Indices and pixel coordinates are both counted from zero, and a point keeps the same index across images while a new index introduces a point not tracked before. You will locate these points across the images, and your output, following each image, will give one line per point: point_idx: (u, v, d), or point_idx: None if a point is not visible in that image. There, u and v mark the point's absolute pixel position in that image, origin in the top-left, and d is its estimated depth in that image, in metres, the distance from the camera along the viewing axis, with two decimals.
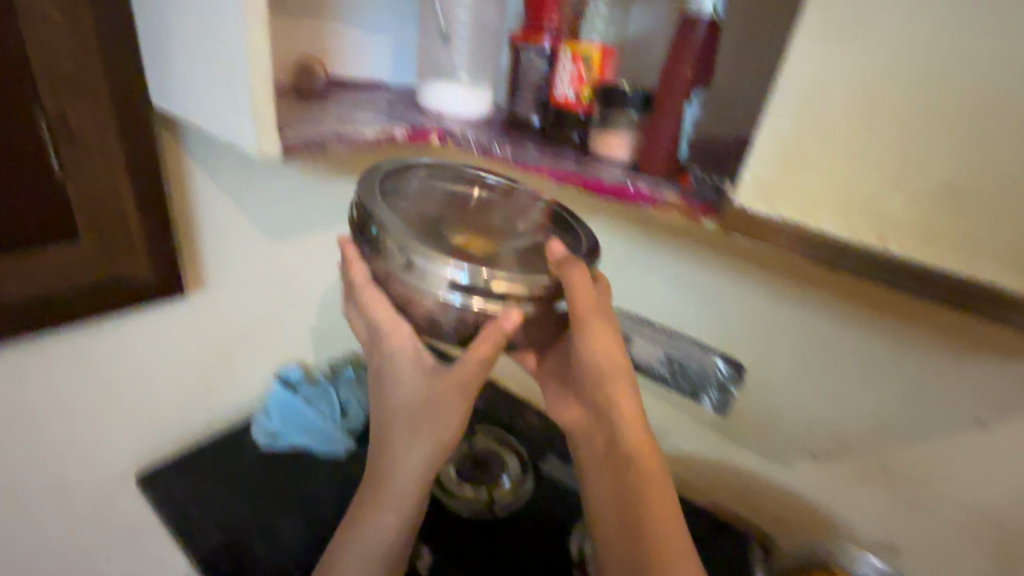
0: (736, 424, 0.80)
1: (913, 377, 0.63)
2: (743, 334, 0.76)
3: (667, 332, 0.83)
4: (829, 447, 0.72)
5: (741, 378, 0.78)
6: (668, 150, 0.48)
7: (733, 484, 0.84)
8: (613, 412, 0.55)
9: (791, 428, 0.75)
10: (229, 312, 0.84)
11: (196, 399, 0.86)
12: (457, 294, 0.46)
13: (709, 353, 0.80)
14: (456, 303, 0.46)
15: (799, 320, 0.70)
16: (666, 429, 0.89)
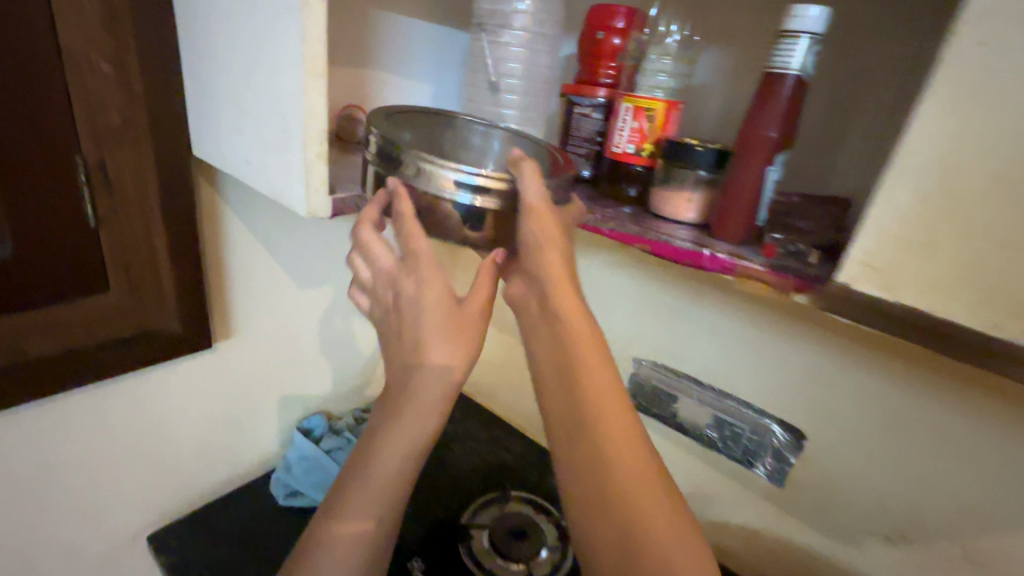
0: (793, 495, 0.74)
1: (1005, 459, 0.57)
2: (802, 399, 0.70)
3: (715, 392, 0.78)
4: (905, 528, 0.66)
5: (800, 446, 0.72)
6: (748, 213, 0.45)
7: (789, 561, 0.77)
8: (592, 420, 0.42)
9: (857, 503, 0.69)
10: (255, 360, 0.80)
11: (216, 453, 0.80)
12: (465, 193, 0.44)
13: (763, 418, 0.74)
14: (464, 203, 0.45)
15: (869, 388, 0.65)
16: (713, 495, 0.83)
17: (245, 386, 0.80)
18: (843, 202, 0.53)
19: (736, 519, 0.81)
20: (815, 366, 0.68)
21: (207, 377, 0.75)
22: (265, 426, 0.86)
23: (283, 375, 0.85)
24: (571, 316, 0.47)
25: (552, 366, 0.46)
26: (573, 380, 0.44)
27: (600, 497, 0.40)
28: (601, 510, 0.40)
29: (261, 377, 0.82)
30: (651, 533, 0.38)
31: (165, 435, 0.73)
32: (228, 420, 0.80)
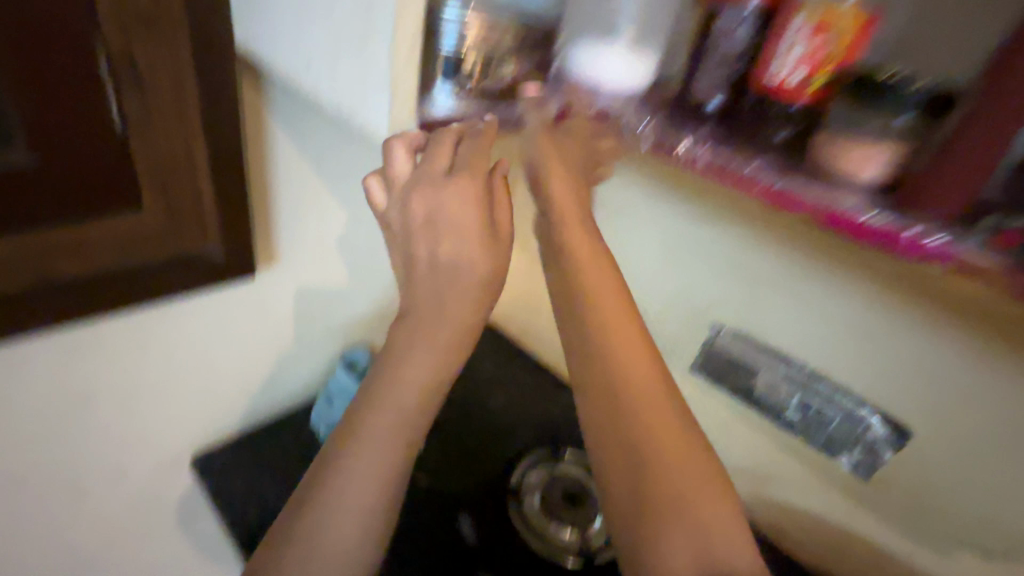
0: (878, 492, 0.67)
1: None
2: (916, 395, 0.61)
3: (806, 372, 0.69)
4: (1010, 548, 0.59)
5: (900, 445, 0.64)
6: (975, 185, 0.33)
7: (854, 553, 0.72)
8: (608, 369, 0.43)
9: (958, 514, 0.61)
10: (301, 290, 0.74)
11: (259, 382, 0.77)
12: (445, 87, 0.43)
13: (860, 409, 0.66)
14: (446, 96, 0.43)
15: (1007, 398, 0.55)
16: (777, 476, 0.77)
17: (290, 317, 0.75)
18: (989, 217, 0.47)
19: (800, 504, 0.75)
20: (943, 361, 0.58)
21: (251, 305, 0.69)
22: (308, 358, 0.81)
23: (328, 307, 0.79)
24: (584, 258, 0.46)
25: (565, 316, 0.45)
26: (587, 350, 0.44)
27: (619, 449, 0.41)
28: (619, 464, 0.41)
29: (307, 308, 0.76)
30: (680, 480, 0.40)
31: (209, 362, 0.69)
32: (272, 350, 0.76)
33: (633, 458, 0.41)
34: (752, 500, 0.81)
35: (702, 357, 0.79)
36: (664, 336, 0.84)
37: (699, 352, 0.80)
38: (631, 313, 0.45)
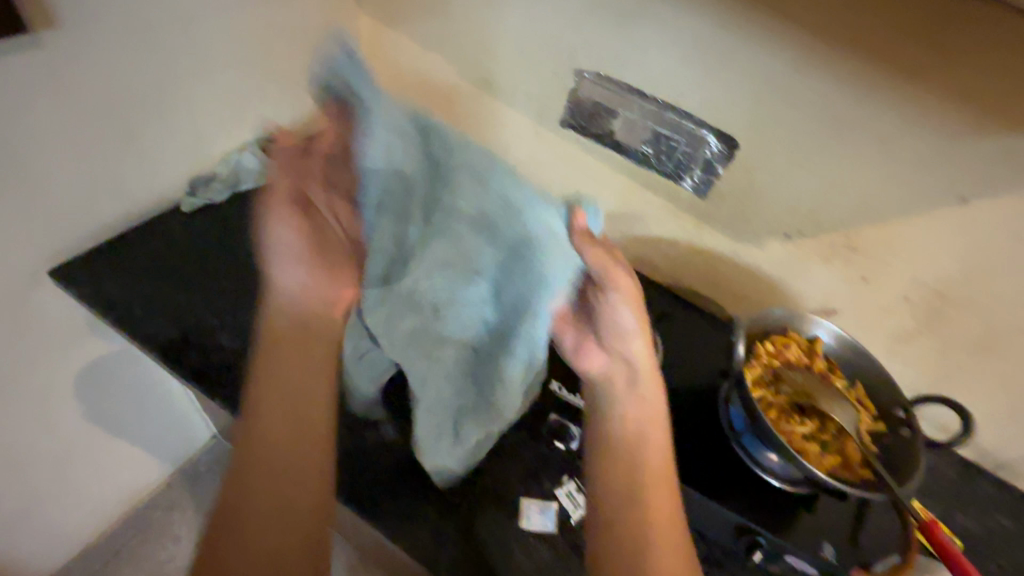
0: (714, 206, 0.78)
1: (918, 152, 0.61)
2: (749, 109, 0.68)
3: (660, 107, 0.74)
4: (803, 225, 0.73)
5: (730, 155, 0.73)
6: None
7: (697, 264, 0.87)
8: (633, 436, 0.53)
9: (773, 208, 0.74)
10: (111, 66, 0.63)
11: (101, 184, 0.69)
12: None
13: (700, 130, 0.73)
14: None
15: (800, 89, 0.64)
16: (638, 214, 0.87)
17: (113, 105, 0.65)
18: (637, 92, 0.75)
19: (657, 232, 0.87)
20: (779, 69, 0.64)
21: (51, 88, 0.59)
22: (154, 162, 0.74)
23: (156, 95, 0.69)
24: (653, 410, 0.54)
25: (609, 435, 0.54)
26: (623, 453, 0.52)
27: (638, 495, 0.50)
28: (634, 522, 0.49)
29: (129, 91, 0.66)
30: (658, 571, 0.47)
31: (32, 161, 0.61)
32: (110, 147, 0.67)
33: (626, 503, 0.50)
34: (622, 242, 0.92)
35: (569, 110, 0.82)
36: (536, 98, 0.85)
37: (566, 105, 0.82)
38: (667, 448, 0.54)
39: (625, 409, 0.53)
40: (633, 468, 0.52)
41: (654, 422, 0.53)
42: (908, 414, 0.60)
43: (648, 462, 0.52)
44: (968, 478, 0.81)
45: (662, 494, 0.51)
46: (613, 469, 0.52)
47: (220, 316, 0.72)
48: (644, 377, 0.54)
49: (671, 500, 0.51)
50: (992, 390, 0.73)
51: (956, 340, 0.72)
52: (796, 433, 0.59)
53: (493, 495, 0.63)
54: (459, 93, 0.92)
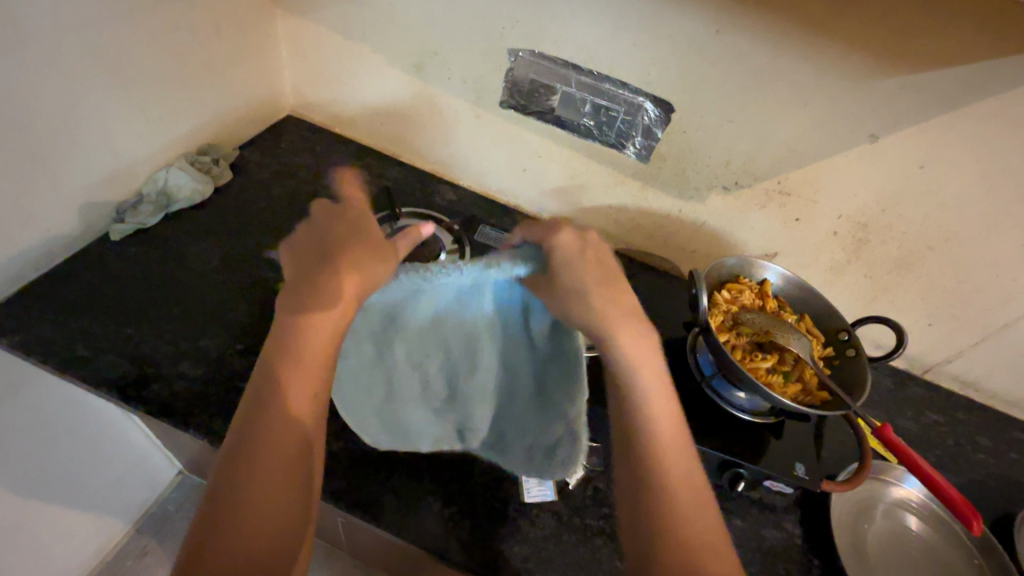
0: (657, 168, 0.82)
1: (831, 99, 0.67)
2: (679, 72, 0.72)
3: (596, 79, 0.76)
4: (739, 177, 0.79)
5: (667, 119, 0.76)
6: None
7: (646, 227, 0.91)
8: (640, 405, 0.49)
9: (710, 165, 0.79)
10: (11, 92, 0.57)
11: (14, 225, 0.63)
12: None
13: (636, 97, 0.76)
14: None
15: (721, 51, 0.68)
16: (586, 183, 0.90)
17: (18, 135, 0.59)
18: (573, 67, 0.76)
19: (607, 201, 0.90)
20: (701, 33, 0.67)
21: None
22: (70, 190, 0.68)
23: (63, 119, 0.63)
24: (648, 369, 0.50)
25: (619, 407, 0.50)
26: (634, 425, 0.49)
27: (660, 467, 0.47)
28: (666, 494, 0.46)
29: (34, 117, 0.60)
30: (698, 541, 0.44)
31: None
32: (20, 182, 0.61)
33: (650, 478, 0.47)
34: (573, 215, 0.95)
35: (508, 90, 0.82)
36: (472, 81, 0.84)
37: (505, 84, 0.82)
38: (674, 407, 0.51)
39: (630, 383, 0.50)
40: (664, 478, 0.46)
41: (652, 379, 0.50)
42: (851, 337, 0.67)
43: (671, 462, 0.47)
44: (900, 384, 0.91)
45: (694, 497, 0.46)
46: (643, 485, 0.46)
47: (178, 344, 0.68)
48: (630, 375, 0.50)
49: (709, 508, 0.47)
50: (913, 302, 0.83)
51: (879, 263, 0.81)
52: (761, 368, 0.64)
53: (490, 476, 0.64)
54: (390, 84, 0.90)
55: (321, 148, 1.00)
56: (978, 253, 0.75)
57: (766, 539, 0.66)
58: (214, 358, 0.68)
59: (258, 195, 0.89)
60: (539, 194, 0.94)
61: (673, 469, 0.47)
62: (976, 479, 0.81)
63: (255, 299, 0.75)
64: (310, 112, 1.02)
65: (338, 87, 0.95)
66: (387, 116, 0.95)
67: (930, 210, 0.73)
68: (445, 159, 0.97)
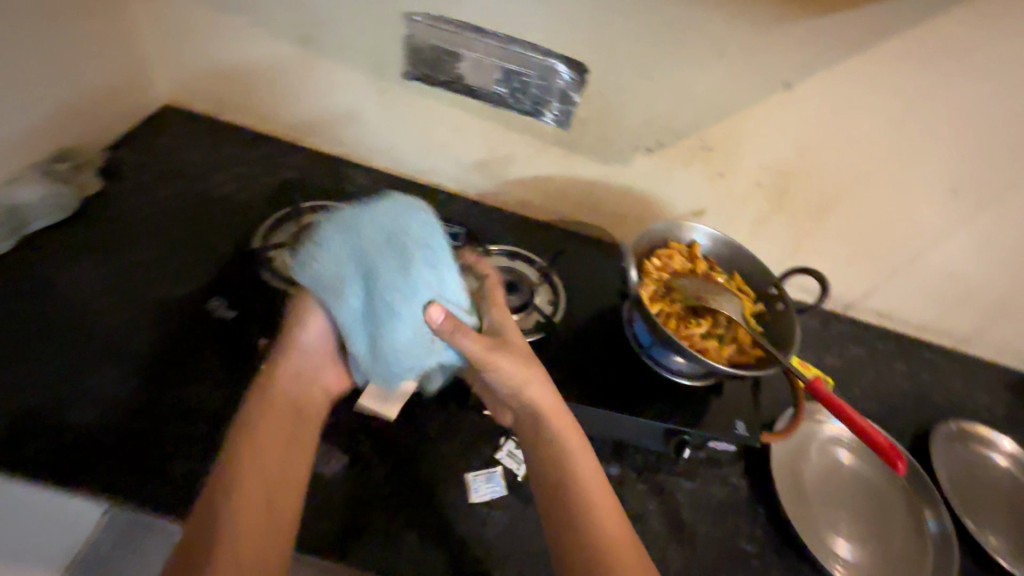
0: (578, 134, 0.78)
1: (745, 48, 0.65)
2: (590, 29, 0.67)
3: (502, 42, 0.70)
4: (661, 137, 0.76)
5: (582, 81, 0.72)
6: None
7: (573, 195, 0.88)
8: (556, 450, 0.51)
9: (631, 126, 0.76)
10: None
11: None
12: None
13: (548, 60, 0.71)
14: None
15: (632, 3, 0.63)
16: (509, 155, 0.84)
17: None
18: (477, 31, 0.70)
19: (532, 171, 0.86)
20: None
21: None
22: None
23: None
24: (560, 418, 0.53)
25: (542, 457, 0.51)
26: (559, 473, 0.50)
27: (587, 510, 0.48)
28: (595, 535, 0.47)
29: None
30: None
31: None
32: None
33: (579, 519, 0.47)
34: (498, 188, 0.90)
35: (409, 60, 0.75)
36: (369, 51, 0.76)
37: (404, 54, 0.75)
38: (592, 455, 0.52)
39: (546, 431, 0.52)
40: (590, 520, 0.47)
41: (566, 429, 0.52)
42: (779, 291, 0.67)
43: (581, 471, 0.50)
44: (826, 324, 0.95)
45: (622, 538, 0.47)
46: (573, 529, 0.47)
47: (55, 388, 0.58)
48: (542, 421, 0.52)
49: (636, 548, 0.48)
50: (833, 245, 0.85)
51: (801, 211, 0.82)
52: (695, 335, 0.63)
53: (437, 482, 0.61)
54: (277, 60, 0.80)
55: (208, 139, 0.88)
56: (889, 192, 0.78)
57: (715, 496, 0.68)
58: (103, 399, 0.59)
59: (138, 202, 0.78)
60: (459, 170, 0.88)
61: (600, 510, 0.48)
62: (896, 404, 0.87)
63: (147, 323, 0.65)
64: (188, 98, 0.89)
65: (217, 67, 0.83)
66: (281, 97, 0.85)
67: (843, 154, 0.74)
68: (352, 140, 0.89)
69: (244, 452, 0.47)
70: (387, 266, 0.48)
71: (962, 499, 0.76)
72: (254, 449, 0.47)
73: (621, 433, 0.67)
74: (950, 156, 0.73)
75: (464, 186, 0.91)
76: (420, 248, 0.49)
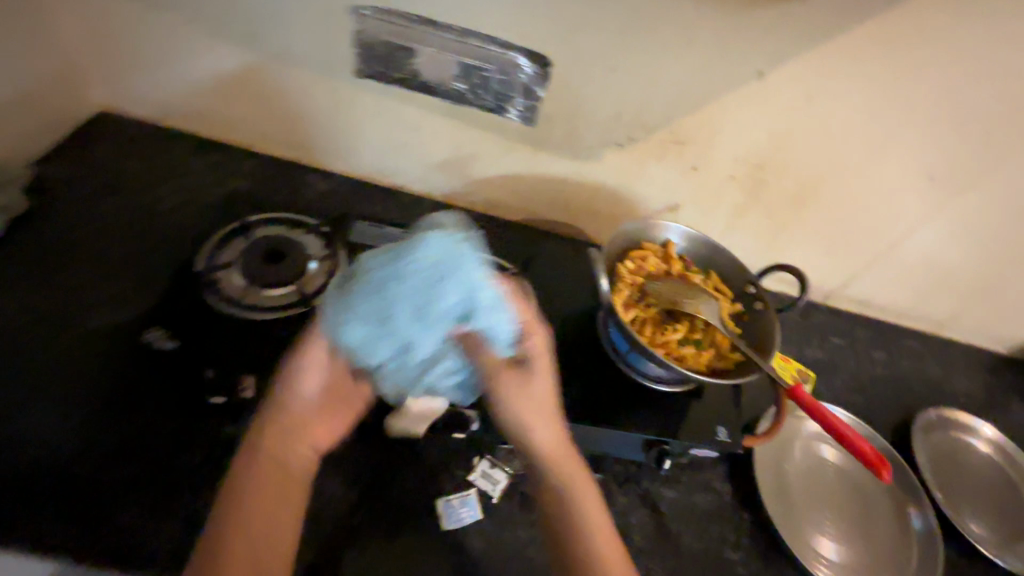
0: (544, 130, 0.74)
1: (715, 37, 0.61)
2: (551, 19, 0.62)
3: (458, 35, 0.65)
4: (632, 131, 0.73)
5: (546, 75, 0.68)
6: None
7: (543, 193, 0.84)
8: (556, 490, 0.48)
9: (600, 121, 0.72)
10: None
11: None
12: None
13: (509, 53, 0.66)
14: None
15: None
16: (474, 154, 0.80)
17: None
18: (430, 23, 0.65)
19: (499, 170, 0.82)
20: None
21: None
22: None
23: None
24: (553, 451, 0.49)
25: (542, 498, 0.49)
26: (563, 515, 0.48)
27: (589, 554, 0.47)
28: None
29: None
30: None
31: None
32: None
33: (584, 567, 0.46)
34: (466, 189, 0.86)
35: (360, 57, 0.70)
36: (317, 48, 0.70)
37: (354, 51, 0.69)
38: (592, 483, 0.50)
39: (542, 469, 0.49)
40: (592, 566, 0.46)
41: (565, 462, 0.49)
42: (757, 291, 0.65)
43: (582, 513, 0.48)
44: (806, 314, 0.94)
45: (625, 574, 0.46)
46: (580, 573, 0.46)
47: None
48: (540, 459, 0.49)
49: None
50: (810, 235, 0.83)
51: (777, 202, 0.80)
52: (673, 341, 0.61)
53: (408, 510, 0.58)
54: (218, 61, 0.74)
55: (148, 148, 0.82)
56: (865, 180, 0.76)
57: (699, 503, 0.66)
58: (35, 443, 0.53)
59: (73, 220, 0.72)
60: (423, 171, 0.84)
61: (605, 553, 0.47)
62: (877, 393, 0.86)
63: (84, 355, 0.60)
64: (124, 103, 0.82)
65: (151, 70, 0.76)
66: (228, 101, 0.79)
67: (818, 144, 0.72)
68: (306, 144, 0.83)
69: (231, 535, 0.42)
70: (409, 311, 0.45)
71: (945, 490, 0.76)
72: (242, 532, 0.43)
73: (600, 445, 0.64)
74: (927, 142, 0.71)
75: (429, 187, 0.86)
76: (453, 294, 0.45)
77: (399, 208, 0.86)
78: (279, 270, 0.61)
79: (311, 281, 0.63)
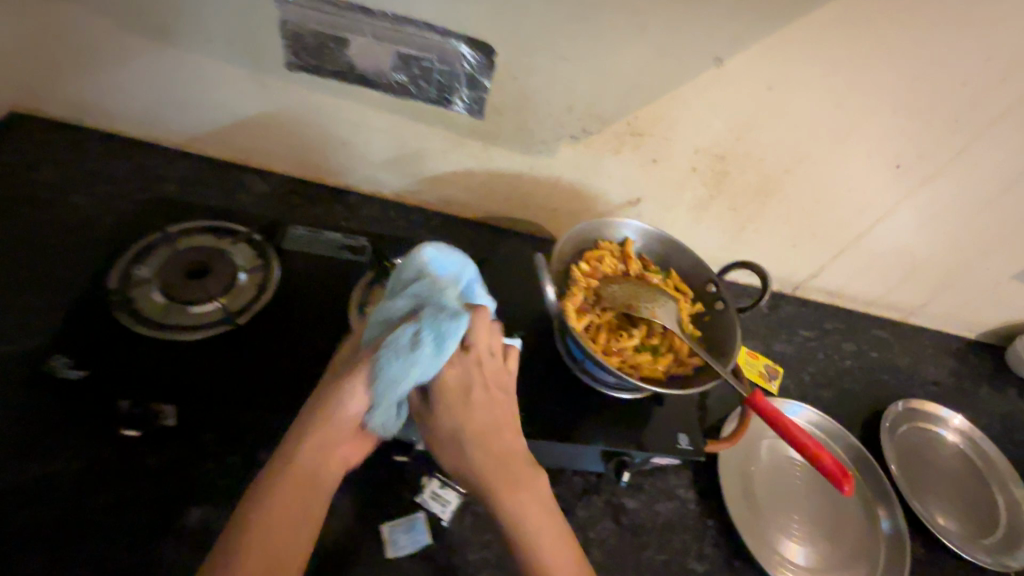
0: (493, 123, 0.70)
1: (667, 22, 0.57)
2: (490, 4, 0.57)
3: (394, 23, 0.60)
4: (586, 123, 0.68)
5: (490, 64, 0.63)
6: None
7: (499, 188, 0.80)
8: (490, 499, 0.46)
9: (551, 113, 0.67)
10: None
11: None
12: None
13: (449, 41, 0.61)
14: None
15: None
16: (421, 148, 0.75)
17: None
18: (362, 10, 0.59)
19: (450, 166, 0.77)
20: None
21: None
22: None
23: None
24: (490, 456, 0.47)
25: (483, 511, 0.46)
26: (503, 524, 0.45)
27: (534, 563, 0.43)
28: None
29: None
30: None
31: None
32: None
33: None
34: (417, 186, 0.81)
35: (291, 49, 0.64)
36: (241, 39, 0.64)
37: (284, 42, 0.63)
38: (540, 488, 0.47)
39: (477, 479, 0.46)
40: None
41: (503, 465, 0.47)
42: (718, 290, 0.62)
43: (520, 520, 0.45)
44: (774, 306, 0.91)
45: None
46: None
47: None
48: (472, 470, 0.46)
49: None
50: (775, 226, 0.81)
51: (741, 193, 0.77)
52: (628, 348, 0.57)
53: (349, 540, 0.54)
54: (134, 54, 0.67)
55: (68, 151, 0.76)
56: (829, 168, 0.73)
57: (661, 513, 0.64)
58: None
59: None
60: (369, 167, 0.79)
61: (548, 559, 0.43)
62: (845, 386, 0.85)
63: None
64: (36, 104, 0.75)
65: (60, 64, 0.69)
66: (151, 98, 0.73)
67: (781, 132, 0.69)
68: (242, 141, 0.78)
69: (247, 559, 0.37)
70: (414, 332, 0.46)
71: (913, 485, 0.74)
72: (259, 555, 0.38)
73: (556, 459, 0.61)
74: (892, 128, 0.68)
75: (378, 185, 0.82)
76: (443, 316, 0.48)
77: (347, 209, 0.81)
78: (201, 285, 0.57)
79: (240, 296, 0.58)
